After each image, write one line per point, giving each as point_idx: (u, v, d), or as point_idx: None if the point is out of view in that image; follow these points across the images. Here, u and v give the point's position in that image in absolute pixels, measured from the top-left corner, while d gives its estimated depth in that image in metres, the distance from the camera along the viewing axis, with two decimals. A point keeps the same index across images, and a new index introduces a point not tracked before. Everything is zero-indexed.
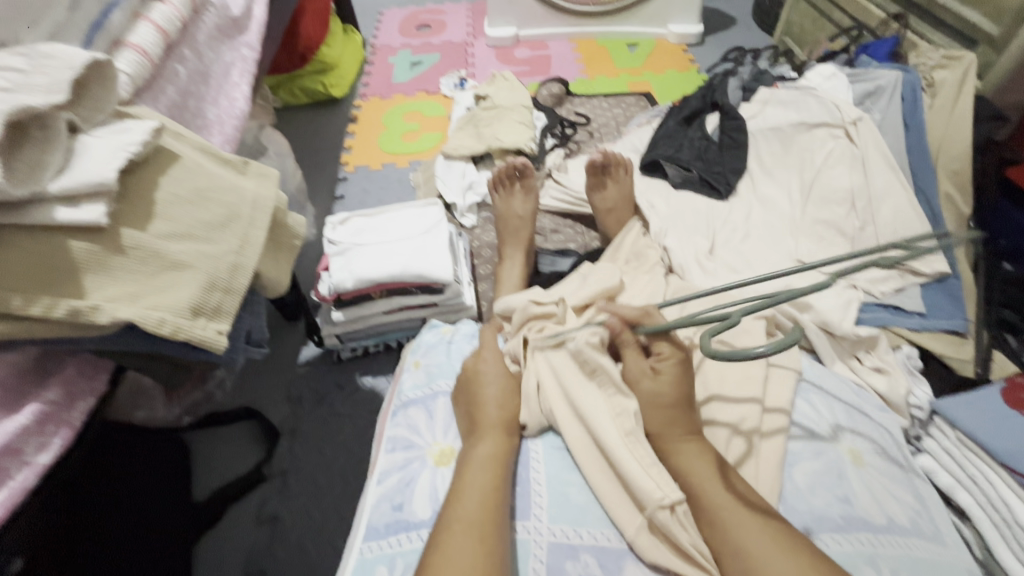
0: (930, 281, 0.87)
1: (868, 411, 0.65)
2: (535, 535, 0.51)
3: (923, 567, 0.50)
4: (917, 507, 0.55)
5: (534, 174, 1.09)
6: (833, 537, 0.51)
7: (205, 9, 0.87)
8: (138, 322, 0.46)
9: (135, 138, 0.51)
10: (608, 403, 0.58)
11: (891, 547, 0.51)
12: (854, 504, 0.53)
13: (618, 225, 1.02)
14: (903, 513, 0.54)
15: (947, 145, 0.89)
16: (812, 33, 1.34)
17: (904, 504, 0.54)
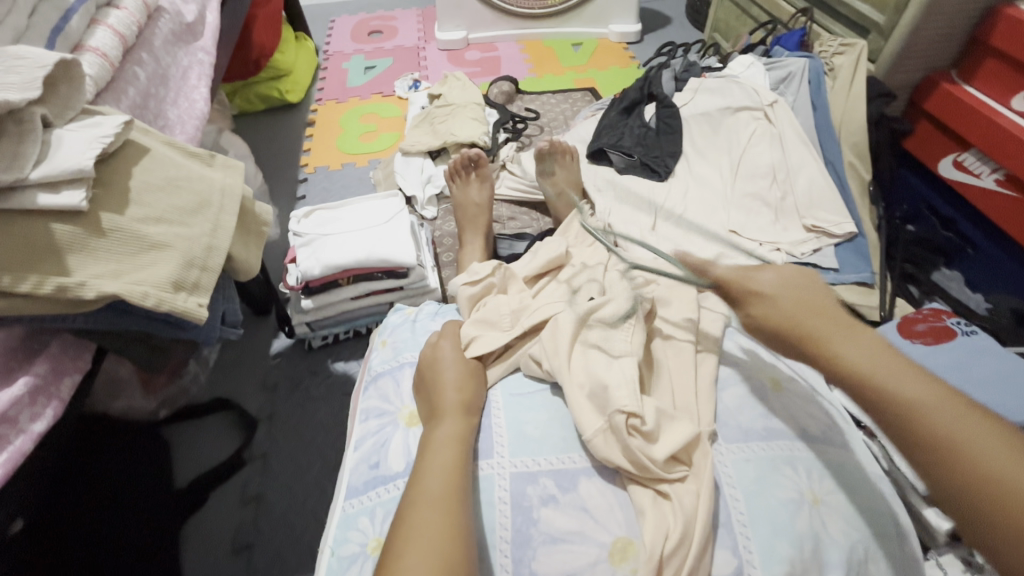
0: (842, 241, 0.98)
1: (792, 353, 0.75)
2: (500, 468, 0.58)
3: (833, 467, 0.58)
4: (827, 423, 0.64)
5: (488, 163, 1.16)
6: (759, 445, 0.59)
7: (159, 15, 0.90)
8: (124, 295, 0.50)
9: (107, 131, 0.55)
10: (562, 346, 0.63)
11: (805, 452, 0.59)
12: (774, 419, 0.61)
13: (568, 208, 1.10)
14: (816, 426, 0.62)
15: (847, 122, 1.01)
16: (735, 29, 1.47)
17: (817, 420, 0.63)
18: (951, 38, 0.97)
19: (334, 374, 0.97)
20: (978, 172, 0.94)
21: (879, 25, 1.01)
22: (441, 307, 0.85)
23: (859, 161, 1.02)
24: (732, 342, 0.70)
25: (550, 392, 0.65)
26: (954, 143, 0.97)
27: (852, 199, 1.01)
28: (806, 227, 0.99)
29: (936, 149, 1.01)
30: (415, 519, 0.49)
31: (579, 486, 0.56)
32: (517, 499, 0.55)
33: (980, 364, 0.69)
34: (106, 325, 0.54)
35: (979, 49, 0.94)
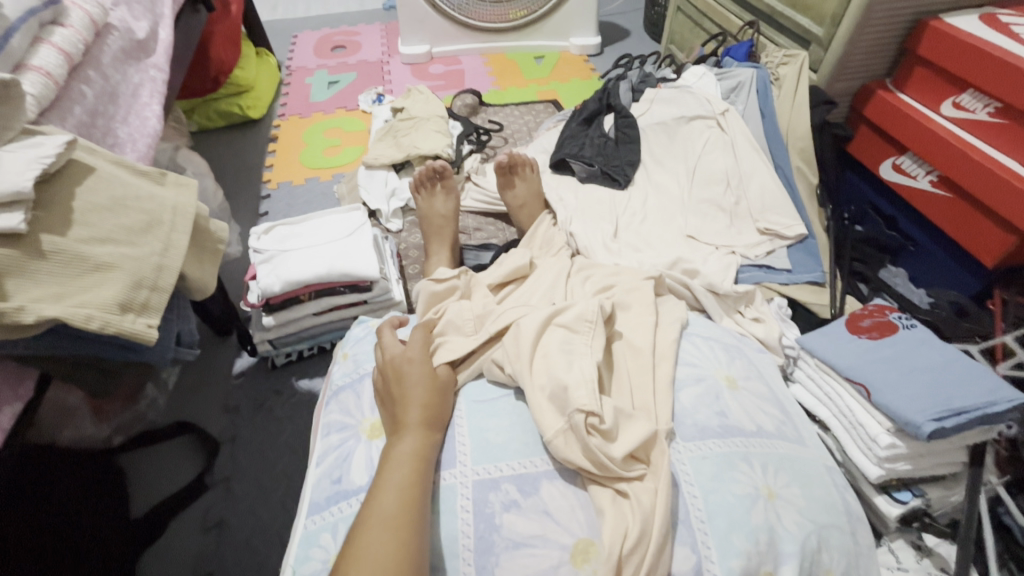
0: (794, 243, 1.02)
1: (747, 351, 0.77)
2: (462, 477, 0.58)
3: (785, 460, 0.60)
4: (780, 417, 0.66)
5: (454, 174, 1.16)
6: (715, 442, 0.60)
7: (109, 33, 0.89)
8: (66, 319, 0.49)
9: (49, 151, 0.54)
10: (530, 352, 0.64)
11: (760, 446, 0.61)
12: (730, 415, 0.63)
13: (531, 219, 1.12)
14: (770, 423, 0.64)
15: (794, 128, 1.06)
16: (689, 40, 1.53)
17: (772, 417, 0.65)
18: (884, 48, 1.03)
19: (299, 392, 0.96)
20: (915, 174, 0.99)
21: (818, 37, 1.06)
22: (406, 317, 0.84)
23: (807, 166, 1.07)
24: (690, 344, 0.72)
25: (513, 397, 0.65)
26: (892, 148, 1.03)
27: (801, 201, 1.06)
28: (759, 230, 1.03)
29: (875, 153, 1.06)
30: (367, 541, 0.49)
31: (541, 489, 0.57)
32: (479, 506, 0.56)
33: (921, 354, 0.72)
34: (48, 349, 0.52)
35: (911, 59, 1.00)
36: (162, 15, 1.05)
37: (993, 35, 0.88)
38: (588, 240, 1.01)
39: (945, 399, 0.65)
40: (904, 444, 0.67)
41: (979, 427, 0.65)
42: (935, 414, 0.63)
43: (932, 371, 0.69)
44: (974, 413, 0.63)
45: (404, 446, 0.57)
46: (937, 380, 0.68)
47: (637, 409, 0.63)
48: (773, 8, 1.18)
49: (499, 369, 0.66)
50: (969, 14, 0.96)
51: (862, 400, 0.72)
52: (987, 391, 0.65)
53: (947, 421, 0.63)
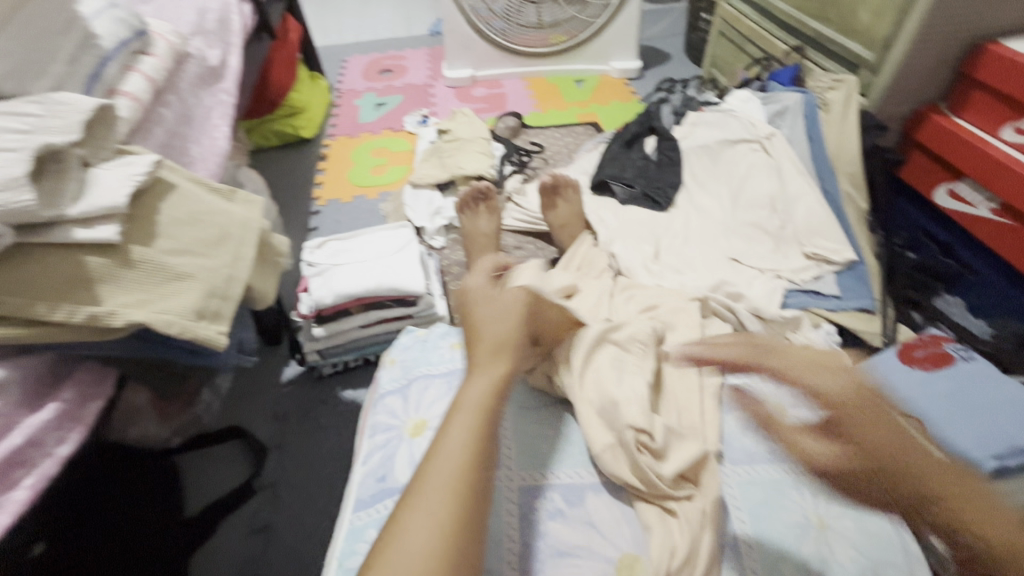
0: (843, 269, 1.00)
1: None
2: (509, 480, 0.59)
3: None
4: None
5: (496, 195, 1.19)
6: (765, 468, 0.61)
7: (186, 61, 0.96)
8: (150, 323, 0.53)
9: (139, 170, 0.59)
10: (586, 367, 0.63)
11: None
12: None
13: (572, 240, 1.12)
14: None
15: (842, 153, 1.05)
16: (732, 64, 1.53)
17: None
18: (939, 71, 1.00)
19: (345, 402, 0.99)
20: (973, 201, 0.96)
21: (868, 61, 1.05)
22: (451, 328, 0.87)
23: (856, 191, 1.05)
24: (736, 368, 0.71)
25: (556, 408, 0.66)
26: (948, 173, 1.00)
27: (850, 226, 1.04)
28: (806, 255, 1.02)
29: (930, 179, 1.04)
30: (426, 489, 0.43)
31: (586, 501, 0.57)
32: (526, 511, 0.57)
33: (980, 389, 0.70)
34: (130, 351, 0.56)
35: (968, 83, 0.98)
36: (232, 43, 1.13)
37: None
38: (630, 262, 1.01)
39: (1006, 436, 0.63)
40: None
41: None
42: (998, 452, 0.61)
43: (993, 408, 0.67)
44: None
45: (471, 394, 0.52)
46: (1000, 416, 0.66)
47: (684, 429, 0.63)
48: (820, 33, 1.17)
49: (545, 383, 0.67)
50: None
51: None
52: None
53: (1010, 460, 0.61)
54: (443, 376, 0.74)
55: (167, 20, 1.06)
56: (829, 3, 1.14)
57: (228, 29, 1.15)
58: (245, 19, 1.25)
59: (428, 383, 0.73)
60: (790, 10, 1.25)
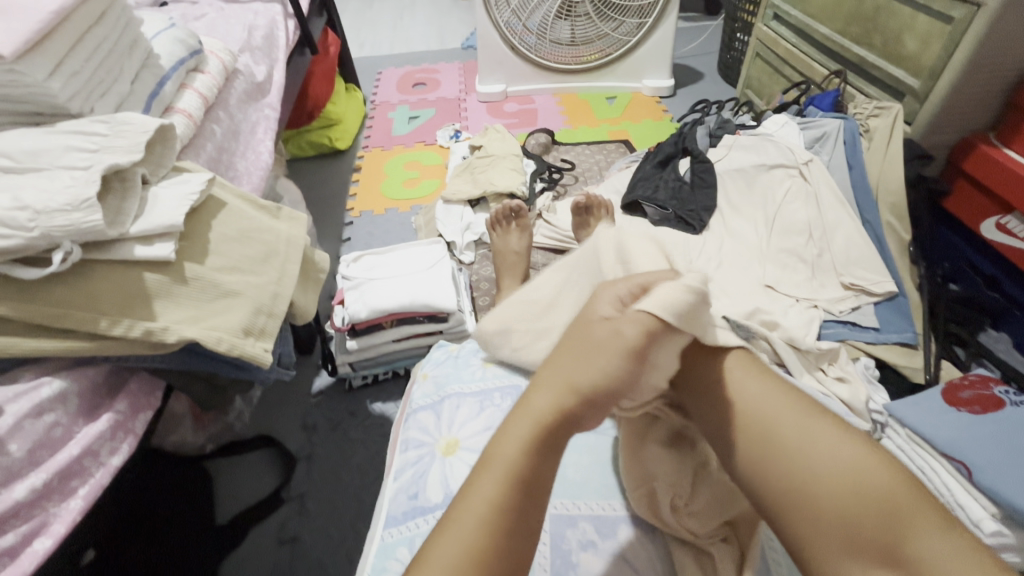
0: (881, 300, 0.98)
1: (834, 414, 0.73)
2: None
3: None
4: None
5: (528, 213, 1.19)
6: None
7: (235, 77, 1.00)
8: (201, 340, 0.54)
9: (195, 188, 0.61)
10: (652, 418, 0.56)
11: None
12: None
13: None
14: None
15: (884, 182, 1.03)
16: (768, 86, 1.52)
17: None
18: (989, 100, 0.98)
19: (374, 414, 1.00)
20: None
21: (913, 89, 1.03)
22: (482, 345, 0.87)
23: (898, 221, 1.03)
24: None
25: (590, 436, 0.66)
26: (996, 205, 0.97)
27: (891, 257, 1.01)
28: (844, 284, 1.00)
29: (977, 210, 1.01)
30: (441, 548, 0.41)
31: (619, 534, 0.56)
32: (557, 542, 0.56)
33: None
34: (178, 365, 0.58)
35: (1019, 114, 0.95)
36: (277, 60, 1.17)
37: None
38: None
39: None
40: (1011, 533, 0.62)
41: None
42: None
43: None
44: None
45: (513, 440, 0.44)
46: None
47: None
48: (863, 58, 1.16)
49: None
50: None
51: (964, 479, 0.66)
52: None
53: None
54: (475, 395, 0.74)
55: (218, 37, 1.10)
56: (873, 29, 1.12)
57: (274, 45, 1.19)
58: (290, 35, 1.29)
59: (460, 401, 0.73)
60: (832, 34, 1.24)
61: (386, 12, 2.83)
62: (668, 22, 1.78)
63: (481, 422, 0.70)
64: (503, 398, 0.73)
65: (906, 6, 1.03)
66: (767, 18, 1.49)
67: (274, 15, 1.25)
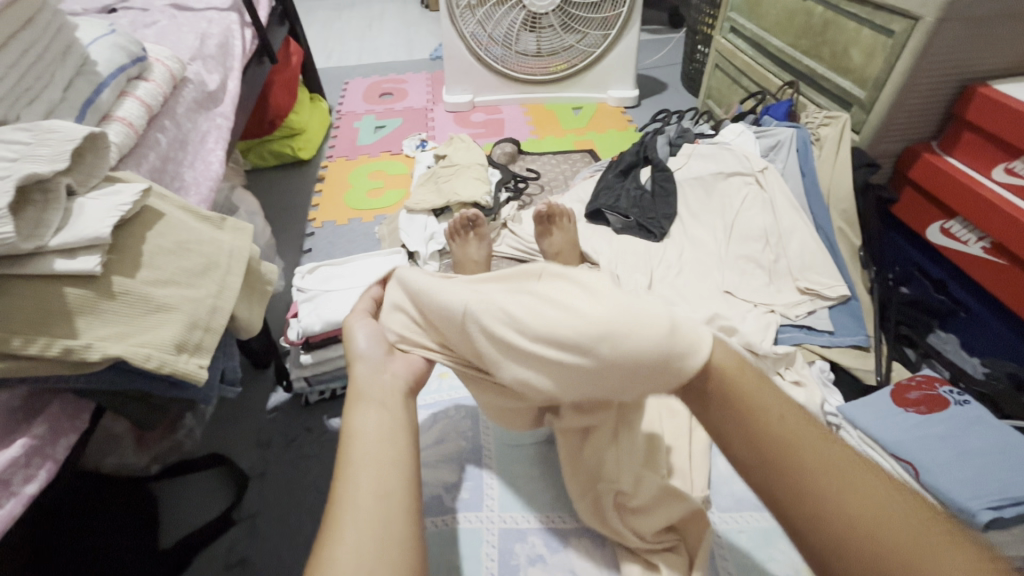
0: (835, 304, 1.00)
1: None
2: (490, 523, 0.60)
3: None
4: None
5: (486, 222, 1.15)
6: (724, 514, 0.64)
7: (184, 85, 0.97)
8: (127, 357, 0.51)
9: (127, 199, 0.58)
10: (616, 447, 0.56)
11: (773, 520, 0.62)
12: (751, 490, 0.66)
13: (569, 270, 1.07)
14: None
15: (835, 189, 1.06)
16: (727, 96, 1.55)
17: None
18: (932, 108, 1.01)
19: (331, 430, 0.98)
20: (966, 239, 0.97)
21: (860, 100, 1.06)
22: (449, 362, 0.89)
23: (849, 227, 1.06)
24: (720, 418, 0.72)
25: (542, 447, 0.67)
26: (939, 211, 1.01)
27: (842, 262, 1.04)
28: (799, 289, 1.02)
29: (923, 217, 1.05)
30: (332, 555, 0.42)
31: (569, 546, 0.57)
32: (505, 557, 0.57)
33: (974, 435, 0.68)
34: (107, 384, 0.55)
35: (959, 123, 0.99)
36: (232, 68, 1.14)
37: None
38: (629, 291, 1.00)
39: (1004, 486, 0.61)
40: None
41: None
42: (993, 503, 0.60)
43: (988, 455, 0.65)
44: None
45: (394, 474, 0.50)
46: (999, 466, 0.64)
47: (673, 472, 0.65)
48: (814, 69, 1.19)
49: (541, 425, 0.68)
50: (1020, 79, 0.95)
51: (911, 478, 0.68)
52: None
53: (1006, 511, 0.59)
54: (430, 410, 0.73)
55: (168, 45, 1.07)
56: (821, 42, 1.16)
57: (229, 54, 1.17)
58: (247, 44, 1.26)
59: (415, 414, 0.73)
60: (784, 46, 1.27)
61: (355, 23, 2.82)
62: (630, 35, 1.81)
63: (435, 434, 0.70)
64: (457, 411, 0.73)
65: (852, 20, 1.06)
66: (724, 31, 1.52)
67: (230, 24, 1.23)
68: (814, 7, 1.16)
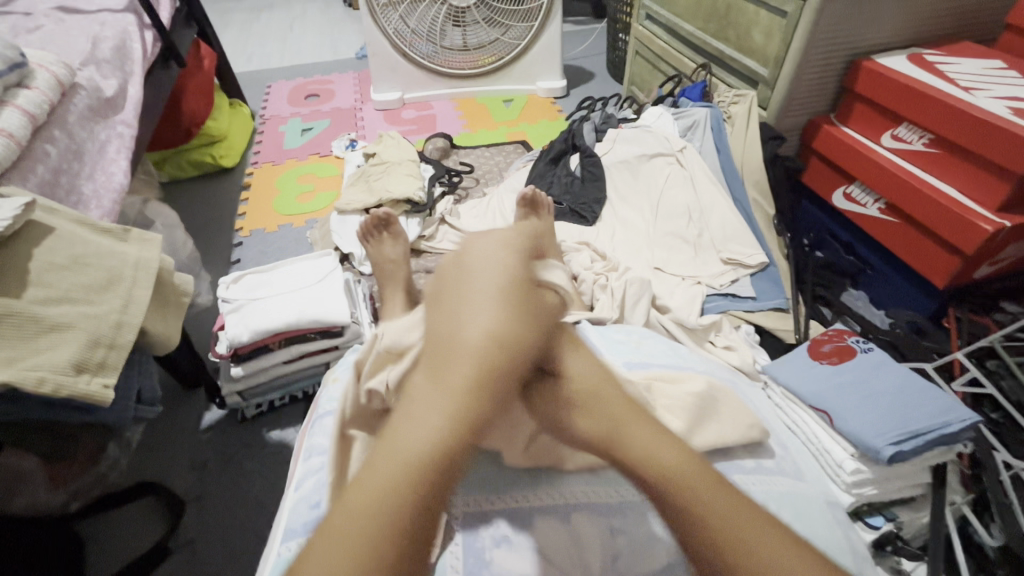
0: (756, 271, 1.06)
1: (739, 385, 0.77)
2: (455, 508, 0.56)
3: (786, 498, 0.60)
4: (777, 449, 0.65)
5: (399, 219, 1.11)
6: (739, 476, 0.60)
7: (76, 92, 0.90)
8: (17, 384, 0.48)
9: (6, 213, 0.54)
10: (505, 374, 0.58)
11: (758, 484, 0.60)
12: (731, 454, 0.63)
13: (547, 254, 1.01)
14: (769, 458, 0.64)
15: (748, 163, 1.12)
16: (648, 81, 1.60)
17: (770, 452, 0.64)
18: (826, 83, 1.09)
19: (270, 443, 0.94)
20: (864, 203, 1.05)
21: (764, 78, 1.12)
22: None
23: (763, 198, 1.12)
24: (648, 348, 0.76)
25: None
26: (841, 178, 1.09)
27: (759, 231, 1.10)
28: (723, 260, 1.07)
29: (828, 184, 1.12)
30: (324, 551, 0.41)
31: (534, 525, 0.54)
32: (471, 543, 0.53)
33: (877, 379, 0.74)
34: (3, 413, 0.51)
35: (851, 96, 1.07)
36: (131, 73, 1.08)
37: (921, 73, 0.95)
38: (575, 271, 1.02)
39: (904, 421, 0.66)
40: (868, 469, 0.68)
41: (938, 448, 0.67)
42: (895, 438, 0.65)
43: (888, 396, 0.71)
44: (933, 434, 0.65)
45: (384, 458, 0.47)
46: (899, 403, 0.69)
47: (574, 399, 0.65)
48: (722, 51, 1.25)
49: None
50: (899, 53, 1.04)
51: (826, 425, 0.73)
52: (941, 411, 0.67)
53: (906, 444, 0.64)
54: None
55: (55, 49, 0.99)
56: (726, 25, 1.22)
57: (127, 58, 1.10)
58: (147, 47, 1.19)
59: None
60: (694, 31, 1.33)
61: (275, 24, 2.71)
62: (553, 25, 1.84)
63: None
64: None
65: (750, 3, 1.12)
66: (641, 18, 1.57)
67: (127, 25, 1.15)
68: None
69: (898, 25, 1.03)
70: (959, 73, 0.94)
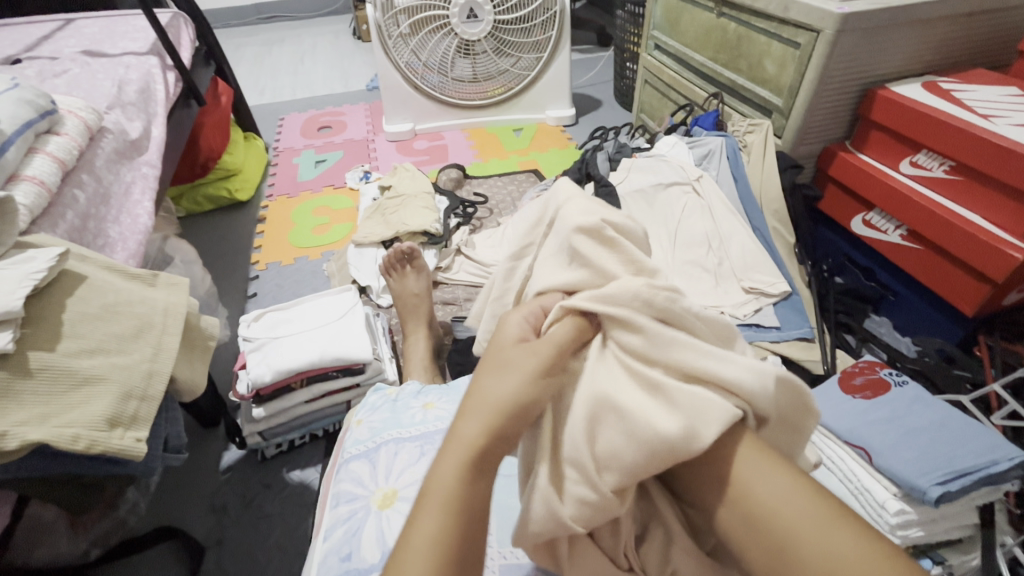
0: (779, 299, 1.05)
1: None
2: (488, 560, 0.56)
3: None
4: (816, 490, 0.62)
5: (421, 253, 1.12)
6: None
7: (103, 135, 0.92)
8: (50, 442, 0.47)
9: (41, 265, 0.54)
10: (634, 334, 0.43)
11: None
12: None
13: None
14: None
15: (766, 192, 1.13)
16: (658, 109, 1.62)
17: None
18: (842, 111, 1.09)
19: (290, 483, 0.92)
20: (885, 229, 1.04)
21: (779, 107, 1.13)
22: (423, 385, 0.81)
23: (782, 226, 1.13)
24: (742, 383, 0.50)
25: None
26: (860, 204, 1.09)
27: (780, 259, 1.10)
28: (744, 289, 1.06)
29: (846, 210, 1.12)
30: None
31: None
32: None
33: (914, 414, 0.72)
34: (35, 469, 0.51)
35: (867, 123, 1.08)
36: (155, 114, 1.10)
37: (938, 102, 0.95)
38: None
39: (950, 460, 0.64)
40: (913, 510, 0.65)
41: (984, 487, 0.64)
42: (940, 478, 0.62)
43: (925, 431, 0.69)
44: (981, 473, 0.63)
45: (469, 425, 0.41)
46: (941, 438, 0.68)
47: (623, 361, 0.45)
48: (734, 81, 1.26)
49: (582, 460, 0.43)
50: (914, 81, 1.04)
51: (864, 463, 0.70)
52: (987, 449, 0.65)
53: (953, 484, 0.62)
54: (415, 440, 0.67)
55: (82, 94, 1.01)
56: (737, 56, 1.23)
57: (150, 100, 1.12)
58: (169, 88, 1.21)
59: (398, 447, 0.67)
60: (705, 61, 1.35)
61: (286, 58, 2.77)
62: (562, 56, 1.88)
63: (422, 468, 0.64)
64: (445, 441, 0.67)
65: (761, 35, 1.14)
66: (649, 49, 1.60)
67: (150, 68, 1.17)
68: (727, 24, 1.23)
69: (912, 53, 1.04)
70: (976, 101, 0.94)
